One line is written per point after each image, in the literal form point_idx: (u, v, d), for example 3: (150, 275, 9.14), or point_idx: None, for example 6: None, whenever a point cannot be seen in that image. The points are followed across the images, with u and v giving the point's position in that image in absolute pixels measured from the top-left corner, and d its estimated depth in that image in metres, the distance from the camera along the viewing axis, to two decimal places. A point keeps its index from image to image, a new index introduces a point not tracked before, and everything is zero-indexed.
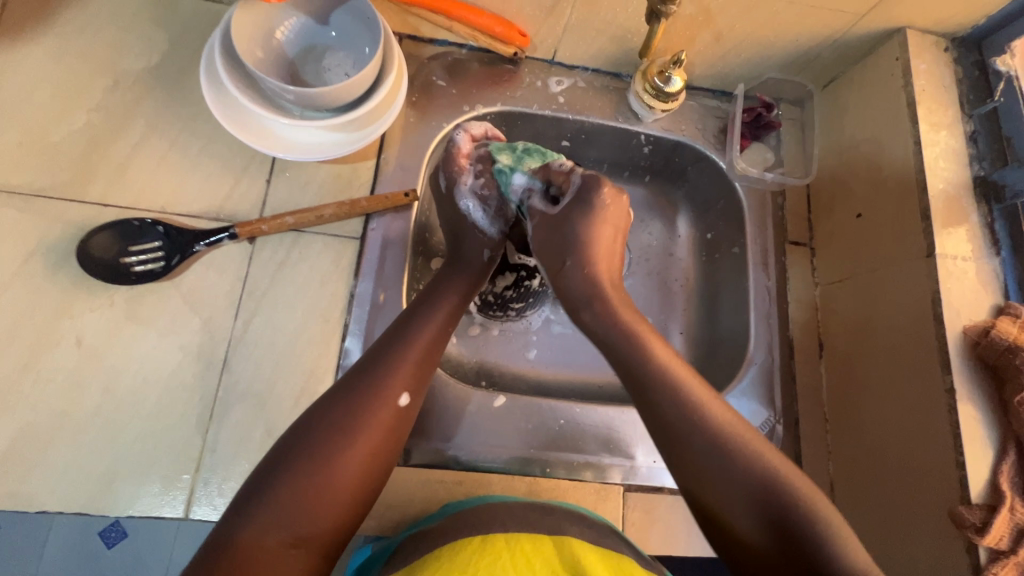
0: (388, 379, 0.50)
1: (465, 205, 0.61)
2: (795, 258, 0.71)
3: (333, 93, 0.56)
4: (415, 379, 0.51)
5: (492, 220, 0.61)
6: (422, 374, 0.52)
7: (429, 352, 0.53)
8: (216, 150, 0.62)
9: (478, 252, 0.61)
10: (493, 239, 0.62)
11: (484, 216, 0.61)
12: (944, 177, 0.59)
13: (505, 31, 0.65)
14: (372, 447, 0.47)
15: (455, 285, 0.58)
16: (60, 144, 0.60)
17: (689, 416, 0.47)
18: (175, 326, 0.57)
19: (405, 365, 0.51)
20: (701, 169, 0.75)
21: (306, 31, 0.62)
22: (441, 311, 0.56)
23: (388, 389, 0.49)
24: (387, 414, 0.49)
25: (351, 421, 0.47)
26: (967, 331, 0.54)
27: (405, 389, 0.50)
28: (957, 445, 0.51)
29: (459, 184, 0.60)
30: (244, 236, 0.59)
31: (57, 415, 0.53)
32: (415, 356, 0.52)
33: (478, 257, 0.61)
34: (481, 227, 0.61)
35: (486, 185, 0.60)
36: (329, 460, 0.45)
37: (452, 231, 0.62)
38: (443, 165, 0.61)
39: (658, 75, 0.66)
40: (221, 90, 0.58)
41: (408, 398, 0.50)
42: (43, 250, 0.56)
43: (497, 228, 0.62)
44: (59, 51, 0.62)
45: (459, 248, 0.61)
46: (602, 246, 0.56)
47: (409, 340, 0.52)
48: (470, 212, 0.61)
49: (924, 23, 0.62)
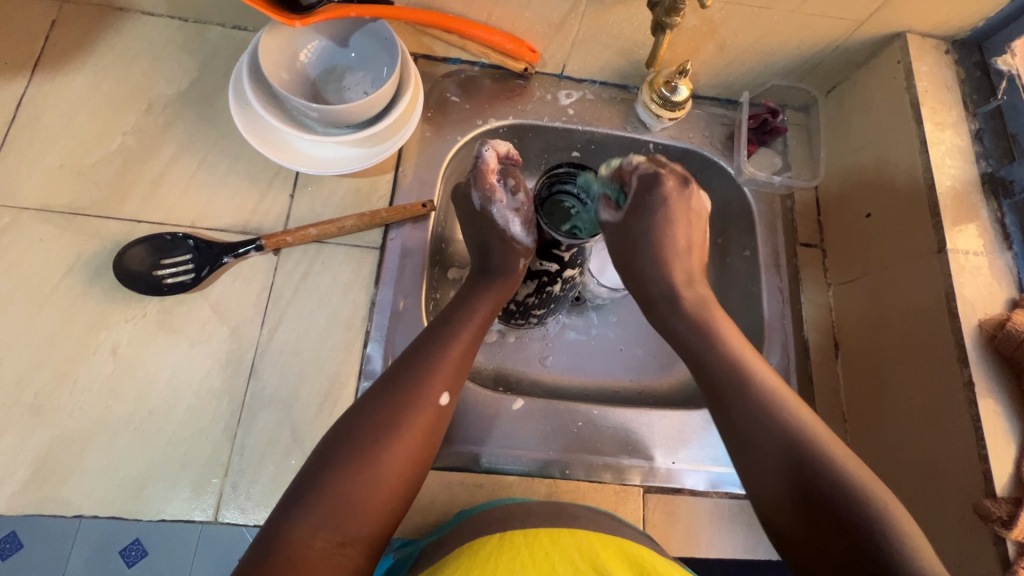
0: (430, 380, 0.51)
1: (502, 220, 0.60)
2: (806, 259, 0.72)
3: (354, 109, 0.59)
4: (454, 380, 0.53)
5: (528, 229, 0.60)
6: (459, 374, 0.54)
7: (465, 354, 0.55)
8: (242, 166, 0.65)
9: (513, 262, 0.60)
10: (529, 248, 0.60)
11: (520, 227, 0.60)
12: (952, 174, 0.60)
13: (516, 47, 0.68)
14: (412, 447, 0.49)
15: (491, 293, 0.60)
16: (98, 165, 0.63)
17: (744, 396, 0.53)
18: (204, 335, 0.59)
19: (442, 368, 0.52)
20: (710, 174, 0.77)
21: (326, 53, 0.66)
22: (477, 314, 0.58)
23: (427, 392, 0.51)
24: (429, 413, 0.50)
25: (394, 420, 0.49)
26: (983, 324, 0.54)
27: (445, 390, 0.52)
28: (979, 439, 0.51)
29: (494, 202, 0.59)
30: (270, 248, 0.62)
31: (93, 421, 0.55)
32: (454, 359, 0.53)
33: (512, 266, 0.60)
34: (517, 238, 0.60)
35: (520, 197, 0.60)
36: (376, 459, 0.47)
37: (483, 246, 0.62)
38: (474, 183, 0.61)
39: (665, 85, 0.68)
40: (249, 113, 0.61)
41: (447, 397, 0.52)
42: (81, 264, 0.59)
43: (532, 238, 0.60)
44: (97, 79, 0.66)
45: (490, 256, 0.61)
46: (675, 246, 0.61)
47: (445, 343, 0.54)
48: (508, 225, 0.60)
49: (923, 27, 0.64)
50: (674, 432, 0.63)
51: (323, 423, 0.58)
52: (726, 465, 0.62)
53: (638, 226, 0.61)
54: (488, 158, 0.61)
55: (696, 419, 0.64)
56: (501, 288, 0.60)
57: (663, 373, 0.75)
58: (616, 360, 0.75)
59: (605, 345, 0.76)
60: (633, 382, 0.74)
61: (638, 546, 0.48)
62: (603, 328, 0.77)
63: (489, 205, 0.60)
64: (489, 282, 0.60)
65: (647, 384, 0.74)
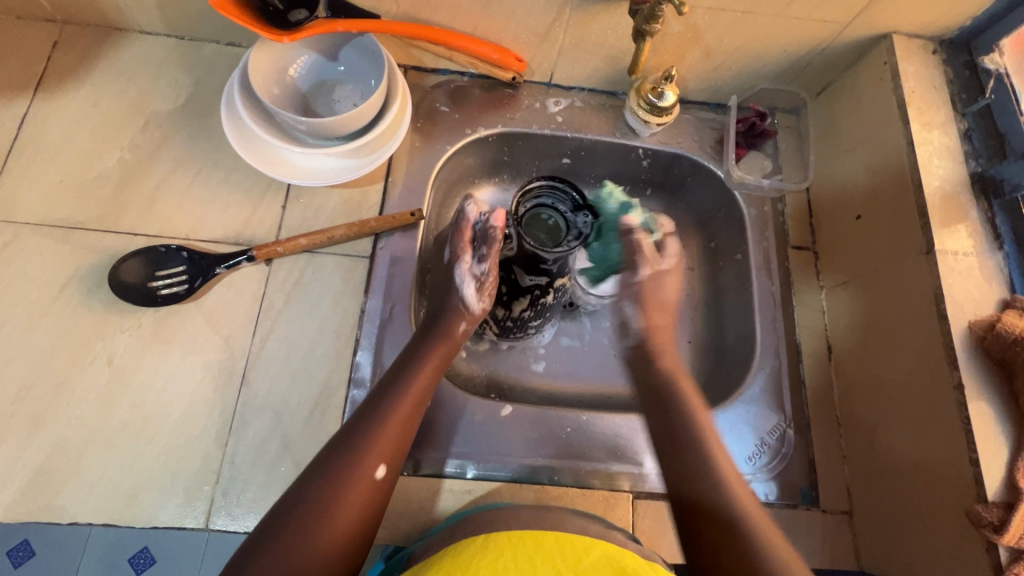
0: (371, 450, 0.50)
1: (459, 281, 0.62)
2: (798, 262, 0.72)
3: (342, 122, 0.60)
4: (395, 450, 0.52)
5: (478, 297, 0.62)
6: (401, 444, 0.53)
7: (404, 425, 0.53)
8: (236, 179, 0.67)
9: (456, 322, 0.61)
10: (473, 314, 0.62)
11: (472, 292, 0.62)
12: (940, 174, 0.60)
13: (502, 57, 0.68)
14: (349, 519, 0.48)
15: (431, 360, 0.57)
16: (96, 180, 0.65)
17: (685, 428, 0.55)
18: (198, 345, 0.60)
19: (382, 438, 0.51)
20: (701, 179, 0.77)
21: (316, 67, 0.67)
22: (416, 382, 0.55)
23: (365, 463, 0.50)
24: (366, 489, 0.49)
25: (330, 498, 0.47)
26: (973, 326, 0.53)
27: (382, 462, 0.50)
28: (970, 443, 0.50)
29: (458, 262, 0.62)
30: (261, 258, 0.63)
31: (88, 430, 0.56)
32: (397, 425, 0.52)
33: (454, 327, 0.61)
34: (466, 302, 0.62)
35: (484, 265, 0.61)
36: (312, 534, 0.46)
37: (438, 300, 0.63)
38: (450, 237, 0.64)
39: (651, 91, 0.69)
40: (241, 128, 0.63)
41: (384, 470, 0.50)
42: (79, 277, 0.61)
43: (480, 305, 0.62)
44: (97, 96, 0.68)
45: (440, 315, 0.61)
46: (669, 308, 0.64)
47: (384, 413, 0.53)
48: (461, 286, 0.62)
49: (909, 28, 0.64)
50: None
51: (312, 431, 0.59)
52: None
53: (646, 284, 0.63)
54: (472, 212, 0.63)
55: None
56: (441, 359, 0.58)
57: None
58: (610, 365, 0.75)
59: (599, 351, 0.76)
60: (627, 388, 0.74)
61: (622, 551, 0.47)
62: (597, 333, 0.77)
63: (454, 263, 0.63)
64: (430, 349, 0.58)
65: None
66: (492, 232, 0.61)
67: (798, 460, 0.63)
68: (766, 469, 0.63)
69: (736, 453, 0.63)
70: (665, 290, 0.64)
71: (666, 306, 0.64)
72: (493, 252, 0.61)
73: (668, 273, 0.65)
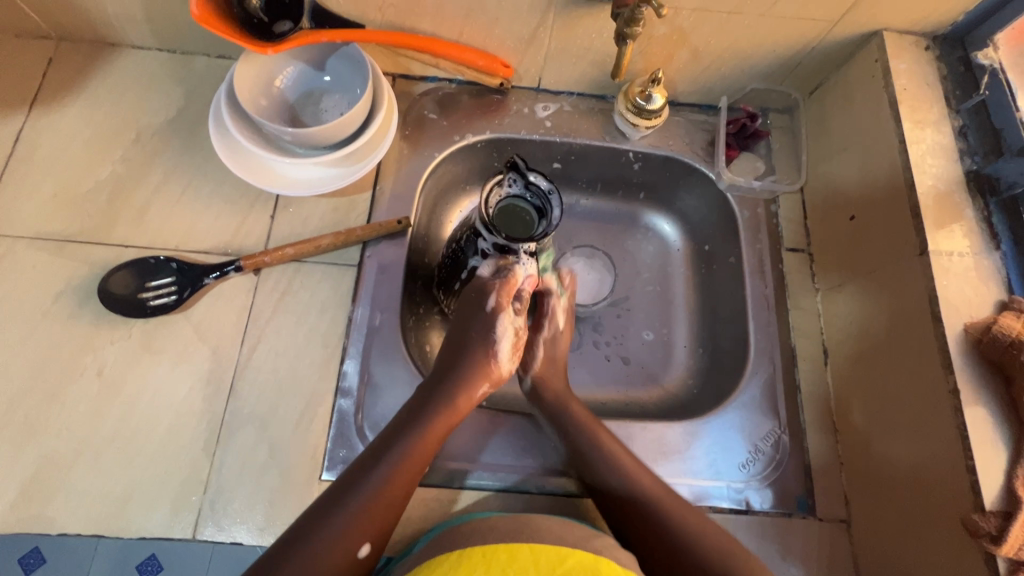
0: (346, 533, 0.49)
1: (497, 334, 0.62)
2: (793, 265, 0.71)
3: (327, 131, 0.61)
4: (378, 530, 0.51)
5: (509, 355, 0.63)
6: (385, 522, 0.51)
7: (391, 504, 0.52)
8: (225, 190, 0.67)
9: (478, 384, 0.60)
10: (496, 375, 0.62)
11: (504, 350, 0.62)
12: (933, 173, 0.58)
13: (488, 63, 0.68)
14: None
15: (427, 432, 0.55)
16: (88, 194, 0.66)
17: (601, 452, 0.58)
18: (187, 355, 0.61)
19: (366, 513, 0.50)
20: (693, 182, 0.76)
21: (302, 78, 0.67)
22: (410, 457, 0.53)
23: (351, 539, 0.49)
24: (344, 568, 0.49)
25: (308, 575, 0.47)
26: (969, 329, 0.52)
27: (365, 541, 0.50)
28: (967, 450, 0.49)
29: (503, 315, 0.61)
30: (249, 268, 0.63)
31: (79, 441, 0.57)
32: (382, 503, 0.51)
33: (475, 390, 0.59)
34: (496, 359, 0.62)
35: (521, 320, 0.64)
36: None
37: (456, 354, 0.61)
38: (497, 288, 0.61)
39: (639, 94, 0.68)
40: (229, 140, 0.64)
41: (367, 548, 0.50)
42: (70, 289, 0.62)
43: (508, 366, 0.63)
44: (89, 111, 0.69)
45: (445, 376, 0.59)
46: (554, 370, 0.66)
47: (371, 487, 0.51)
48: (498, 341, 0.62)
49: (899, 25, 0.63)
50: (655, 445, 0.62)
51: (300, 440, 0.59)
52: (709, 479, 0.61)
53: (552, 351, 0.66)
54: (518, 271, 0.61)
55: (678, 431, 0.63)
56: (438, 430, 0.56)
57: (650, 385, 0.73)
58: (603, 371, 0.74)
59: (591, 356, 0.74)
60: (620, 394, 0.72)
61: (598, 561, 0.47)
62: (588, 340, 0.75)
63: (496, 316, 0.61)
64: (426, 421, 0.55)
65: (634, 396, 0.72)
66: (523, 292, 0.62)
67: (794, 466, 0.62)
68: (760, 477, 0.61)
69: (730, 460, 0.62)
70: (559, 350, 0.67)
71: (557, 362, 0.66)
72: (524, 309, 0.64)
73: (563, 332, 0.67)
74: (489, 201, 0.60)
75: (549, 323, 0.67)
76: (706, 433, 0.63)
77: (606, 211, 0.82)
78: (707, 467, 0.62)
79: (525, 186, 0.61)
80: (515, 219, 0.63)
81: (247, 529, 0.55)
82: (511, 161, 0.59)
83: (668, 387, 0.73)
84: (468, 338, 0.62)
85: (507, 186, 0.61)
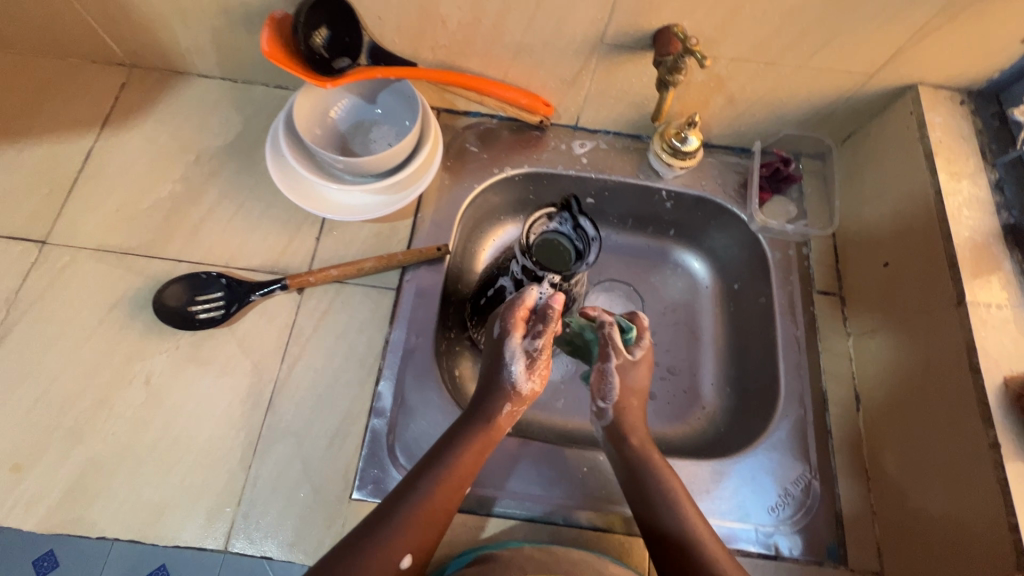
0: (393, 539, 0.51)
1: (508, 356, 0.59)
2: (824, 308, 0.71)
3: (376, 161, 0.64)
4: (421, 544, 0.52)
5: (527, 378, 0.59)
6: (430, 535, 0.53)
7: (439, 515, 0.53)
8: (275, 211, 0.71)
9: (498, 405, 0.58)
10: (519, 397, 0.59)
11: (520, 373, 0.58)
12: (970, 225, 0.59)
13: (530, 102, 0.71)
14: None
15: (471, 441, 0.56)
16: (149, 210, 0.70)
17: (652, 474, 0.58)
18: (229, 368, 0.63)
19: (412, 524, 0.52)
20: (724, 221, 0.77)
21: (355, 110, 0.71)
22: (456, 469, 0.55)
23: (395, 550, 0.51)
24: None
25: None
26: (1009, 383, 0.51)
27: (408, 552, 0.51)
28: (1008, 507, 0.48)
29: (509, 338, 0.59)
30: (294, 287, 0.65)
31: (124, 446, 0.59)
32: (428, 516, 0.52)
33: (495, 411, 0.58)
34: (514, 382, 0.59)
35: (537, 344, 0.58)
36: None
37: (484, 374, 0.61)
38: (503, 312, 0.61)
39: (675, 136, 0.70)
40: (284, 166, 0.67)
41: (409, 560, 0.51)
42: (126, 299, 0.65)
43: (528, 386, 0.59)
44: (155, 133, 0.74)
45: (481, 395, 0.59)
46: (630, 406, 0.63)
47: (427, 493, 0.53)
48: (511, 364, 0.59)
49: (934, 79, 0.64)
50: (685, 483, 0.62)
51: (333, 458, 0.60)
52: (740, 521, 0.61)
53: (625, 376, 0.63)
54: (529, 293, 0.60)
55: (706, 470, 0.63)
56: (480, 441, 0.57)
57: (677, 422, 0.73)
58: None
59: None
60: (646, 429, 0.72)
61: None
62: None
63: (504, 339, 0.59)
64: (470, 432, 0.57)
65: (661, 433, 0.72)
66: (551, 312, 0.58)
67: (825, 513, 0.61)
68: (789, 522, 0.61)
69: (759, 503, 0.61)
70: (635, 379, 0.63)
71: (637, 394, 0.64)
72: (545, 335, 0.58)
73: (639, 363, 0.64)
74: (533, 229, 0.64)
75: (618, 352, 0.63)
76: (735, 473, 0.63)
77: (636, 246, 0.83)
78: (736, 508, 0.61)
79: (573, 227, 0.65)
80: (553, 253, 0.66)
81: (277, 544, 0.56)
82: (567, 200, 0.64)
83: (694, 424, 0.73)
84: (490, 359, 0.61)
85: (556, 223, 0.65)
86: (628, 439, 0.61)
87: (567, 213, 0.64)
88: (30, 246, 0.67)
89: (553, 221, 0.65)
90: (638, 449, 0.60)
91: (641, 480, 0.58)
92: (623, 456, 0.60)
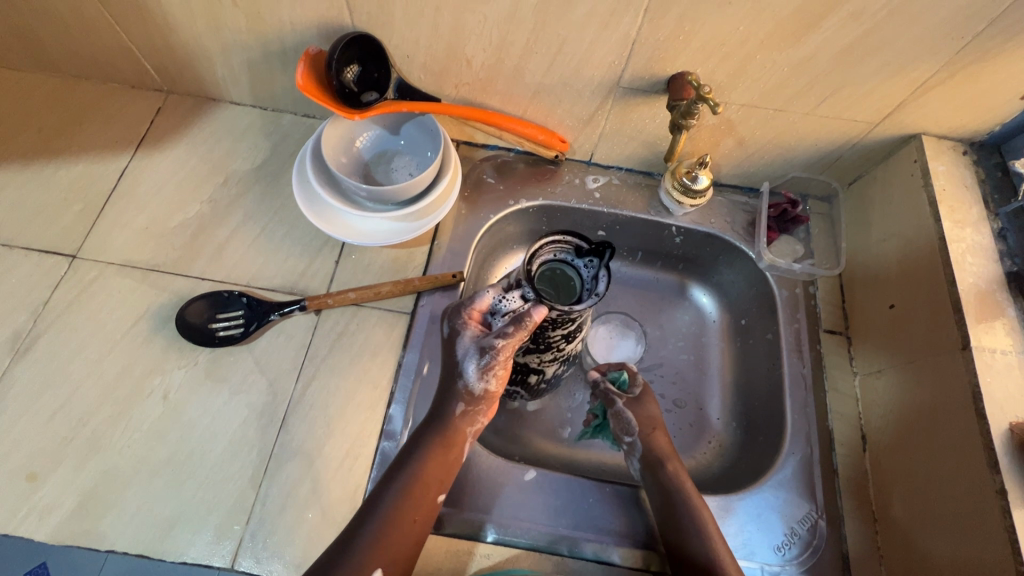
0: (367, 553, 0.53)
1: (461, 354, 0.59)
2: (829, 346, 0.72)
3: (399, 190, 0.66)
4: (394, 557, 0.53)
5: (480, 378, 0.59)
6: (400, 548, 0.54)
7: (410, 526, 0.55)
8: (297, 234, 0.73)
9: (451, 405, 0.60)
10: (473, 395, 0.60)
11: (473, 373, 0.59)
12: (974, 271, 0.60)
13: (547, 138, 0.74)
14: None
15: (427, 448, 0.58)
16: (175, 229, 0.72)
17: (687, 503, 0.59)
18: (245, 386, 0.64)
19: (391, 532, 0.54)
20: (732, 258, 0.79)
21: (379, 140, 0.74)
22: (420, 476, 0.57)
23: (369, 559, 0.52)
24: None
25: None
26: (1014, 429, 0.52)
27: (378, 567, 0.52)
28: (1016, 555, 0.48)
29: (461, 336, 0.59)
30: (312, 308, 0.67)
31: (138, 459, 0.60)
32: (404, 529, 0.54)
33: (449, 411, 0.60)
34: (466, 380, 0.59)
35: (487, 348, 0.57)
36: None
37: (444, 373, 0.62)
38: (456, 310, 0.61)
39: (686, 174, 0.72)
40: (309, 191, 0.70)
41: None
42: (149, 315, 0.67)
43: (481, 386, 0.59)
44: (185, 155, 0.77)
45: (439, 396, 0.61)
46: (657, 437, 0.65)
47: (399, 496, 0.55)
48: (465, 363, 0.59)
49: (938, 130, 0.67)
50: None
51: (342, 479, 0.61)
52: (748, 558, 0.61)
53: (638, 409, 0.66)
54: (484, 298, 0.59)
55: (713, 505, 0.63)
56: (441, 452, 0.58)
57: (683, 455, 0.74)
58: None
59: None
60: None
61: None
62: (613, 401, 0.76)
63: (456, 338, 0.60)
64: (430, 440, 0.58)
65: None
66: (527, 320, 0.53)
67: (830, 554, 0.61)
68: (796, 562, 0.60)
69: (765, 541, 0.61)
70: (651, 410, 0.67)
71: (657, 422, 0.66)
72: (496, 340, 0.56)
73: (647, 397, 0.68)
74: (539, 254, 0.57)
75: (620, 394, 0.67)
76: (740, 510, 0.63)
77: (644, 278, 0.85)
78: (745, 546, 0.61)
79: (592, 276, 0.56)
80: (560, 284, 0.59)
81: (283, 563, 0.56)
82: (603, 246, 0.55)
83: (700, 458, 0.74)
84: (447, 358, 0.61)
85: (581, 263, 0.57)
86: (665, 466, 0.62)
87: (595, 257, 0.56)
88: (62, 260, 0.69)
89: (577, 260, 0.57)
90: (673, 476, 0.62)
91: (675, 507, 0.59)
92: (661, 485, 0.61)
